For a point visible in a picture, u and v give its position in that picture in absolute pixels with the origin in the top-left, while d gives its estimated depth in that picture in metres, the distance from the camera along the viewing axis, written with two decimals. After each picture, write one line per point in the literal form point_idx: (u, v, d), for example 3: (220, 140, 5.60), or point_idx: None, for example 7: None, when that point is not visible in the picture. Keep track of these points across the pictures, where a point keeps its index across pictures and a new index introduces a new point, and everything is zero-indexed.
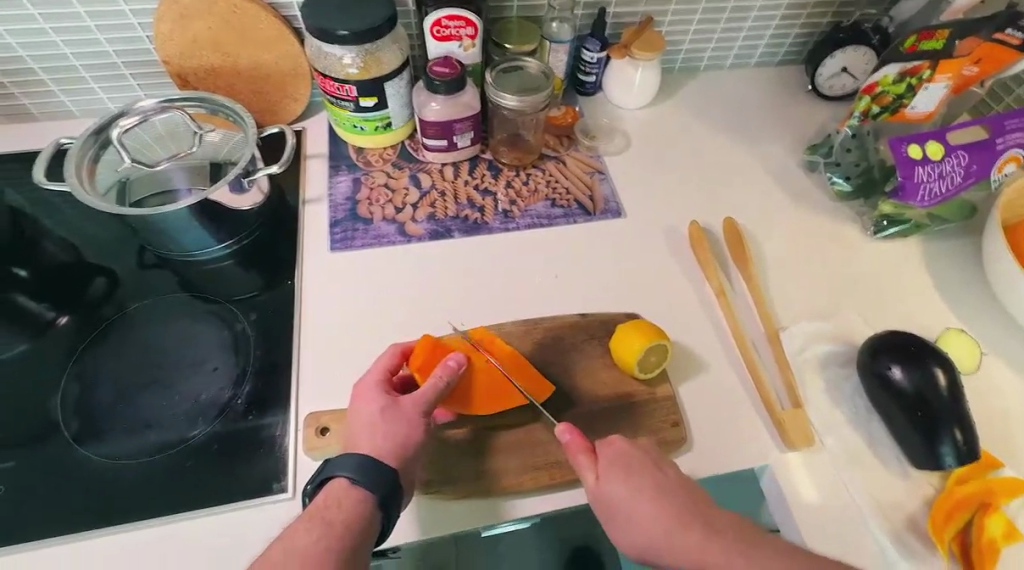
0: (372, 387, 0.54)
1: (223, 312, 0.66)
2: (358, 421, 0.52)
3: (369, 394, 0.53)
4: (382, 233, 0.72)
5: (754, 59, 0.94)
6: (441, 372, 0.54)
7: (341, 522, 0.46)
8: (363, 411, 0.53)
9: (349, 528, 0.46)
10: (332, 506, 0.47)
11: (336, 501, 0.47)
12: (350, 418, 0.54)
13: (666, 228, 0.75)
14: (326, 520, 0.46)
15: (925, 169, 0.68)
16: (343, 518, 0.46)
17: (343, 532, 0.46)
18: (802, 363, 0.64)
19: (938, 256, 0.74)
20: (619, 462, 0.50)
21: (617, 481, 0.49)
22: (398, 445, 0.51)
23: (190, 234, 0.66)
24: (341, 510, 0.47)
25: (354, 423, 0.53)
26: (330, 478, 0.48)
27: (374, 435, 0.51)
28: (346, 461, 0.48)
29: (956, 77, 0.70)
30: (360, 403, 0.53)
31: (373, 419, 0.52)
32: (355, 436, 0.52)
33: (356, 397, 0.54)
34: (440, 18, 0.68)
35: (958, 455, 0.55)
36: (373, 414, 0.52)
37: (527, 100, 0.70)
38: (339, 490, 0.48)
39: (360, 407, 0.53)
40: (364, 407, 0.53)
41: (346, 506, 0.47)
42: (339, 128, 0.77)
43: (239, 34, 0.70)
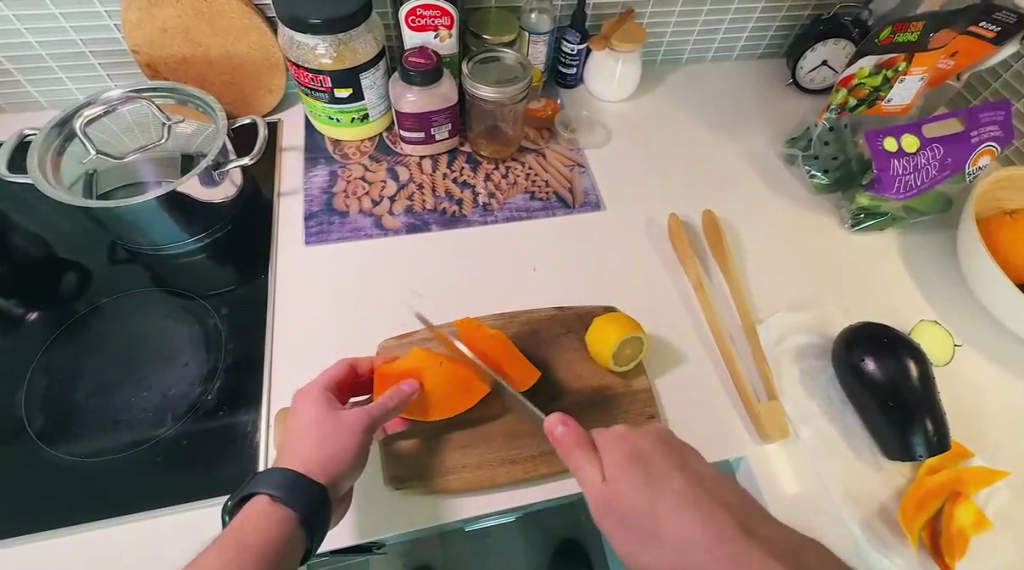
0: (316, 394, 0.52)
1: (195, 307, 0.65)
2: (293, 430, 0.50)
3: (311, 401, 0.51)
4: (358, 226, 0.71)
5: (735, 52, 0.94)
6: (391, 394, 0.52)
7: (257, 544, 0.43)
8: (302, 418, 0.50)
9: (265, 552, 0.43)
10: (250, 527, 0.44)
11: (253, 521, 0.44)
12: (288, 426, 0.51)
13: (645, 221, 0.75)
14: (241, 545, 0.42)
15: (901, 162, 0.69)
16: (259, 541, 0.43)
17: (257, 554, 0.42)
18: (778, 355, 0.64)
19: (914, 248, 0.75)
20: (633, 458, 0.48)
21: (630, 476, 0.46)
22: (332, 456, 0.48)
23: (160, 227, 0.65)
24: (259, 530, 0.44)
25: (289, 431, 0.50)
26: (254, 495, 0.45)
27: (307, 444, 0.48)
28: (277, 475, 0.45)
29: (932, 70, 0.70)
30: (301, 408, 0.51)
31: (311, 426, 0.49)
32: (287, 446, 0.49)
33: (298, 403, 0.52)
34: (415, 9, 0.66)
35: (929, 445, 0.56)
36: (311, 422, 0.50)
37: (504, 91, 0.69)
38: (260, 509, 0.45)
39: (300, 412, 0.51)
40: (302, 414, 0.51)
41: (264, 525, 0.44)
42: (315, 121, 0.76)
43: (210, 23, 0.68)
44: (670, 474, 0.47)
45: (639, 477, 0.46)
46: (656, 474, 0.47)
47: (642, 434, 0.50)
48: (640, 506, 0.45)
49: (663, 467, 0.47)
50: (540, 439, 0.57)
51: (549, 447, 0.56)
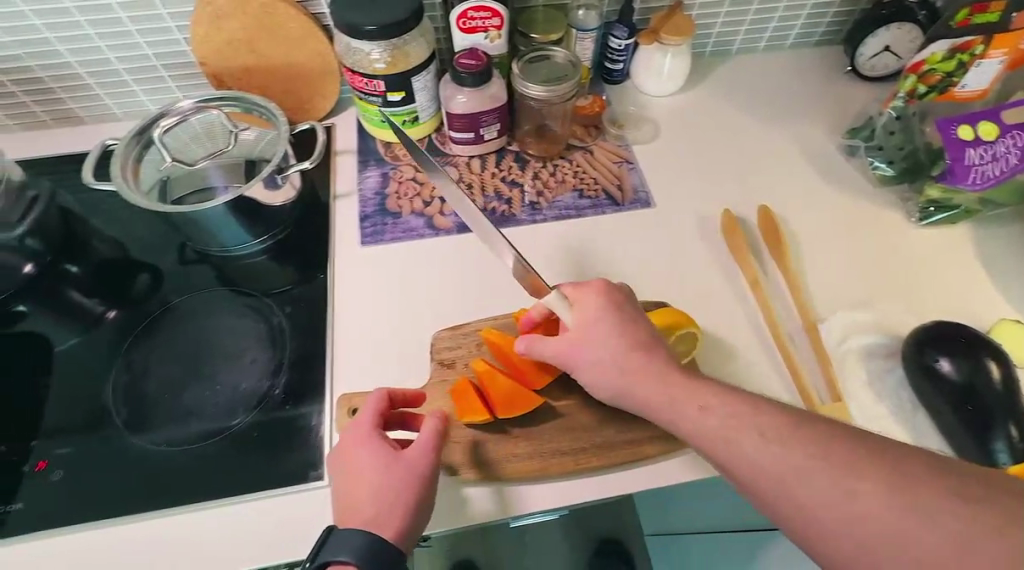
0: (368, 440, 0.51)
1: (260, 305, 0.68)
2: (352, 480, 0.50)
3: (366, 449, 0.51)
4: (411, 227, 0.72)
5: (789, 40, 0.91)
6: (429, 426, 0.52)
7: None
8: (362, 469, 0.50)
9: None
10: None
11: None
12: (346, 475, 0.50)
13: (696, 218, 0.74)
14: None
15: (977, 151, 0.65)
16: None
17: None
18: (842, 355, 0.62)
19: (989, 243, 0.70)
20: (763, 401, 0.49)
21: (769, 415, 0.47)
22: (403, 498, 0.49)
23: (227, 229, 0.68)
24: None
25: (348, 483, 0.50)
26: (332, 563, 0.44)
27: (375, 493, 0.49)
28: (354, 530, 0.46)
29: (1012, 52, 0.66)
30: (356, 456, 0.51)
31: (373, 474, 0.49)
32: (351, 499, 0.49)
33: (352, 452, 0.51)
34: (466, 10, 0.67)
35: (1012, 452, 0.52)
36: (375, 467, 0.50)
37: (554, 90, 0.69)
38: None
39: (357, 461, 0.50)
40: (359, 462, 0.50)
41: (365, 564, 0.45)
42: (367, 124, 0.78)
43: (270, 33, 0.71)
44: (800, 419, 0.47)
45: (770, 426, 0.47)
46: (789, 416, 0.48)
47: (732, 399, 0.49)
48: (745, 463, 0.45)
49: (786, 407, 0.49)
50: (595, 434, 0.56)
51: (600, 441, 0.56)
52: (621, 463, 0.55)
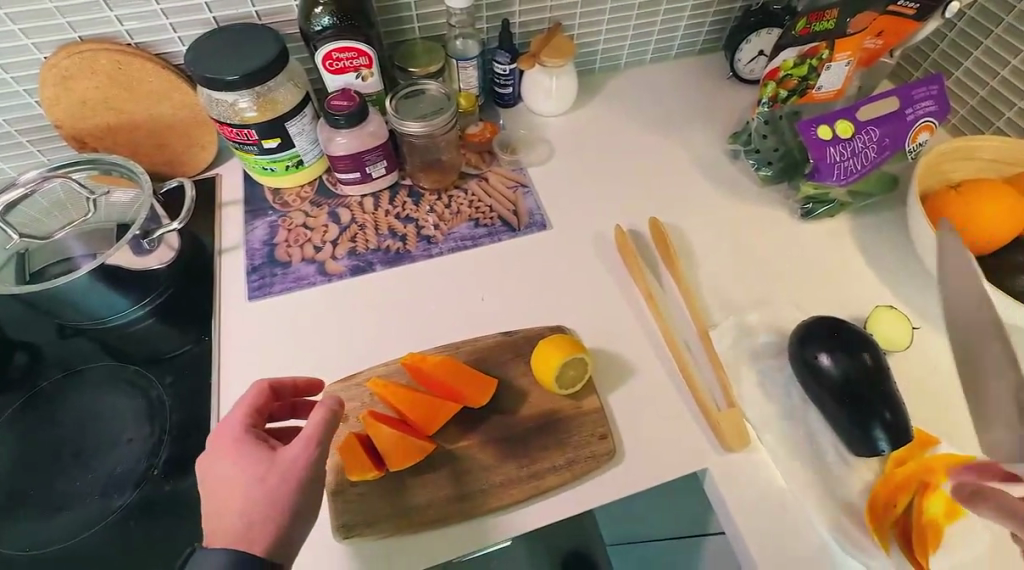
0: (239, 447, 0.47)
1: (138, 378, 0.64)
2: (220, 492, 0.45)
3: (239, 451, 0.47)
4: (301, 275, 0.70)
5: (673, 51, 0.94)
6: (317, 412, 0.48)
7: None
8: (234, 474, 0.46)
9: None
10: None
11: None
12: (215, 482, 0.46)
13: (593, 235, 0.74)
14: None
15: (838, 149, 0.68)
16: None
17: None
18: (736, 359, 0.63)
19: (866, 232, 0.74)
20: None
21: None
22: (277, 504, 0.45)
23: (97, 301, 0.64)
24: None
25: (216, 497, 0.45)
26: None
27: (243, 502, 0.44)
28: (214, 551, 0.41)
29: (858, 52, 0.70)
30: (225, 465, 0.46)
31: (241, 484, 0.45)
32: (219, 512, 0.45)
33: (220, 460, 0.47)
34: (330, 52, 0.66)
35: (891, 439, 0.54)
36: (245, 475, 0.45)
37: (432, 124, 0.69)
38: None
39: (227, 471, 0.46)
40: (227, 473, 0.46)
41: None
42: (251, 172, 0.75)
43: (128, 89, 0.68)
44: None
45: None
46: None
47: None
48: None
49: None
50: (493, 471, 0.55)
51: (500, 480, 0.55)
52: (522, 499, 0.54)
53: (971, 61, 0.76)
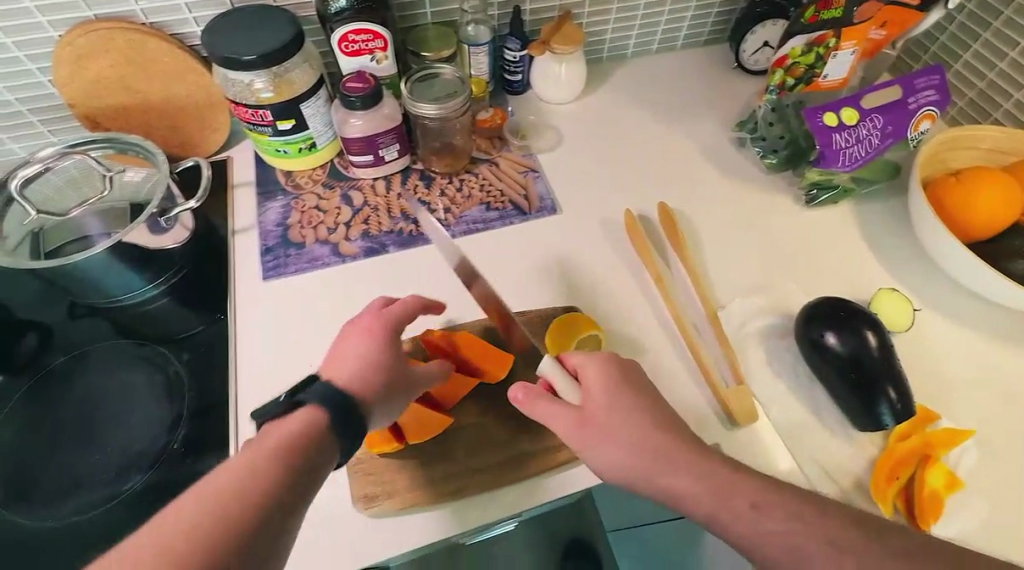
0: (387, 337, 0.52)
1: (155, 356, 0.64)
2: (346, 361, 0.49)
3: (381, 332, 0.52)
4: (315, 256, 0.70)
5: (679, 42, 0.95)
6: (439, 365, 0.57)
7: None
8: (369, 347, 0.51)
9: (287, 496, 0.40)
10: (170, 540, 0.35)
11: (307, 428, 0.44)
12: (340, 347, 0.51)
13: (603, 219, 0.75)
14: (305, 456, 0.42)
15: (843, 135, 0.69)
16: (315, 460, 0.43)
17: (281, 497, 0.40)
18: (742, 338, 0.65)
19: (869, 218, 0.76)
20: (611, 384, 0.50)
21: (610, 405, 0.49)
22: (379, 392, 0.49)
23: (113, 279, 0.65)
24: (174, 542, 0.35)
25: (337, 359, 0.50)
26: (303, 407, 0.45)
27: (364, 373, 0.49)
28: (335, 400, 0.46)
29: (863, 42, 0.71)
30: (359, 339, 0.51)
31: (377, 366, 0.50)
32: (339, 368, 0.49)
33: (357, 335, 0.52)
34: (346, 34, 0.66)
35: (895, 413, 0.56)
36: (382, 362, 0.50)
37: (446, 107, 0.69)
38: (299, 422, 0.44)
39: (364, 344, 0.51)
40: (371, 351, 0.50)
41: (257, 495, 0.39)
42: (264, 154, 0.76)
43: (143, 69, 0.68)
44: (646, 411, 0.49)
45: (620, 411, 0.48)
46: (635, 402, 0.49)
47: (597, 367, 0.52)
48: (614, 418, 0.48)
49: (637, 392, 0.50)
50: (510, 445, 0.57)
51: (517, 453, 0.56)
52: (538, 473, 0.56)
53: (969, 54, 0.78)
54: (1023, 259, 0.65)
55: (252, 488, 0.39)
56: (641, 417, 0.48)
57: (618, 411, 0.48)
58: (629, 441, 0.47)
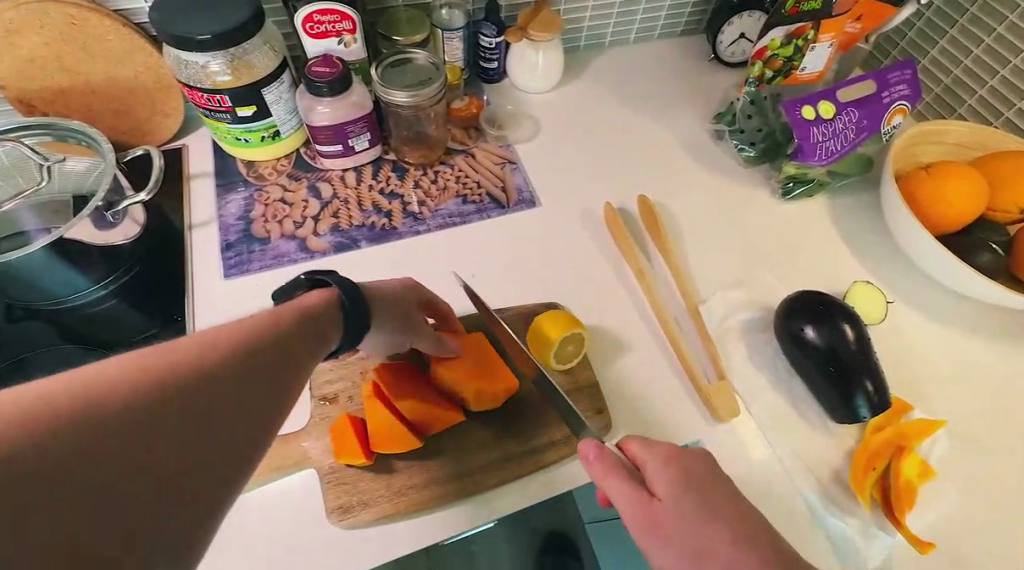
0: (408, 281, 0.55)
1: (105, 361, 0.59)
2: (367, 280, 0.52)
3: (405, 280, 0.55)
4: (281, 252, 0.66)
5: (656, 32, 0.93)
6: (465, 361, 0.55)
7: (170, 351, 0.31)
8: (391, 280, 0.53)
9: (300, 344, 0.39)
10: (198, 336, 0.34)
11: (322, 302, 0.44)
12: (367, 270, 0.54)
13: (582, 213, 0.74)
14: (315, 320, 0.42)
15: (820, 129, 0.70)
16: (321, 327, 0.43)
17: (295, 343, 0.39)
18: (723, 333, 0.65)
19: (842, 211, 0.77)
20: (682, 477, 0.45)
21: (686, 500, 0.44)
22: (382, 296, 0.50)
23: (55, 277, 0.59)
24: (200, 337, 0.33)
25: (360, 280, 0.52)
26: (326, 285, 0.46)
27: (369, 280, 0.51)
28: (350, 285, 0.46)
29: (840, 35, 0.72)
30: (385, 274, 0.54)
31: (385, 280, 0.52)
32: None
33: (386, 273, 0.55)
34: (311, 14, 0.62)
35: (872, 405, 0.57)
36: (389, 278, 0.53)
37: (419, 94, 0.66)
38: (316, 296, 0.45)
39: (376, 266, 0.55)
40: (381, 269, 0.54)
41: (276, 330, 0.38)
42: (222, 143, 0.71)
43: (84, 48, 0.62)
44: (726, 506, 0.44)
45: (698, 508, 0.44)
46: (711, 496, 0.44)
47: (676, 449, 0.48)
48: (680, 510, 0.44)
49: (716, 486, 0.45)
50: (492, 447, 0.55)
51: (499, 456, 0.54)
52: (521, 476, 0.54)
53: (936, 49, 0.80)
54: (987, 252, 0.67)
55: (275, 325, 0.39)
56: (724, 513, 0.43)
57: (695, 510, 0.43)
58: (712, 541, 0.42)
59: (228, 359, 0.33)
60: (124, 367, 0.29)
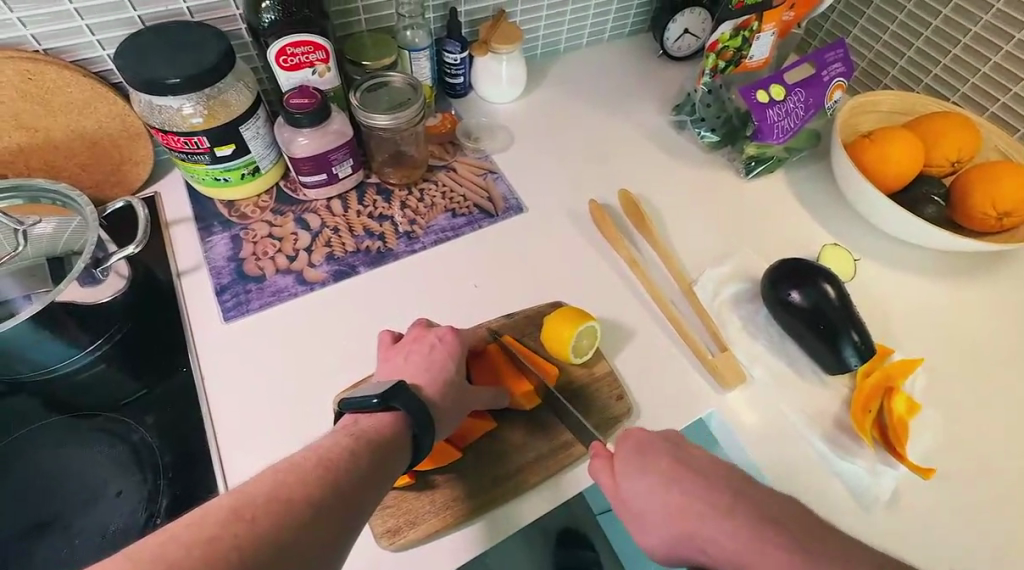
0: (457, 351, 0.57)
1: (112, 425, 0.57)
2: (421, 371, 0.54)
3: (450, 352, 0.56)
4: (279, 288, 0.65)
5: (606, 34, 0.98)
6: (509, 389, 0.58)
7: (267, 505, 0.37)
8: (443, 361, 0.55)
9: (380, 469, 0.44)
10: (287, 483, 0.39)
11: (394, 431, 0.47)
12: (415, 355, 0.55)
13: (568, 212, 0.76)
14: (391, 450, 0.46)
15: (775, 110, 0.76)
16: (395, 456, 0.46)
17: (374, 477, 0.43)
18: (718, 308, 0.69)
19: (801, 182, 0.83)
20: (635, 455, 0.50)
21: (636, 480, 0.48)
22: (444, 398, 0.53)
23: (43, 346, 0.56)
24: (288, 478, 0.39)
25: (412, 369, 0.54)
26: (395, 407, 0.48)
27: (432, 379, 0.53)
28: (417, 409, 0.48)
29: (779, 23, 0.78)
30: (429, 352, 0.55)
31: (443, 372, 0.54)
32: (409, 374, 0.54)
33: (433, 347, 0.56)
34: (284, 47, 0.62)
35: (860, 354, 0.62)
36: (449, 369, 0.55)
37: (400, 116, 0.67)
38: (389, 422, 0.48)
39: (433, 350, 0.56)
40: (440, 356, 0.55)
41: (354, 467, 0.42)
42: (199, 185, 0.69)
43: (45, 104, 0.59)
44: (667, 468, 0.48)
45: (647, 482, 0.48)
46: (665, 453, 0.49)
47: (647, 431, 0.52)
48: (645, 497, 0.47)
49: (659, 453, 0.49)
50: (526, 449, 0.56)
51: (533, 455, 0.56)
52: (556, 471, 0.56)
53: (858, 29, 0.88)
54: (931, 204, 0.74)
55: (350, 460, 0.43)
56: (667, 478, 0.47)
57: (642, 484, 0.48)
58: (655, 501, 0.47)
59: (309, 510, 0.38)
60: (231, 534, 0.34)
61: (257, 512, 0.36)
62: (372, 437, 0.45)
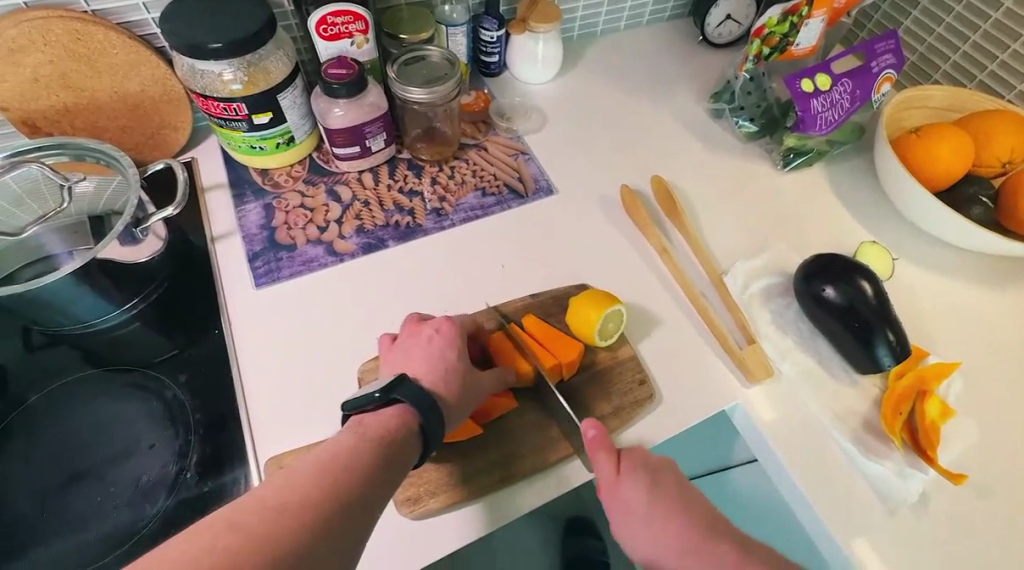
0: (458, 340, 0.56)
1: (145, 381, 0.59)
2: (421, 363, 0.53)
3: (451, 343, 0.55)
4: (309, 257, 0.66)
5: (645, 17, 0.96)
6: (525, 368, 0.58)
7: (261, 514, 0.37)
8: (443, 352, 0.54)
9: (385, 468, 0.44)
10: (285, 488, 0.39)
11: (399, 424, 0.47)
12: (412, 347, 0.55)
13: (599, 197, 0.75)
14: (399, 444, 0.46)
15: (819, 100, 0.73)
16: (403, 451, 0.46)
17: (382, 474, 0.43)
18: (748, 301, 0.68)
19: (840, 177, 0.81)
20: (645, 468, 0.51)
21: (639, 489, 0.50)
22: (448, 390, 0.52)
23: (83, 302, 0.58)
24: (285, 485, 0.39)
25: (412, 362, 0.53)
26: (398, 401, 0.49)
27: (433, 370, 0.53)
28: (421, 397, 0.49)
29: (829, 10, 0.75)
30: (428, 344, 0.55)
31: (445, 362, 0.54)
32: (410, 367, 0.53)
33: (432, 339, 0.55)
34: (325, 16, 0.62)
35: (893, 354, 0.60)
36: (449, 358, 0.54)
37: (436, 91, 0.66)
38: (393, 416, 0.48)
39: (432, 341, 0.55)
40: (440, 346, 0.55)
41: (359, 467, 0.43)
42: (235, 152, 0.70)
43: (91, 65, 0.60)
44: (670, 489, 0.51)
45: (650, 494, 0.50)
46: (664, 482, 0.51)
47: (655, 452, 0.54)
48: (643, 508, 0.50)
49: (667, 476, 0.52)
50: (547, 429, 0.56)
51: (555, 434, 0.56)
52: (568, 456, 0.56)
53: (910, 20, 0.85)
54: (977, 205, 0.72)
55: (351, 460, 0.43)
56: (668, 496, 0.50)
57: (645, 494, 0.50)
58: (651, 517, 0.50)
59: (311, 515, 0.38)
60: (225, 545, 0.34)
61: (250, 521, 0.36)
62: (378, 432, 0.46)
